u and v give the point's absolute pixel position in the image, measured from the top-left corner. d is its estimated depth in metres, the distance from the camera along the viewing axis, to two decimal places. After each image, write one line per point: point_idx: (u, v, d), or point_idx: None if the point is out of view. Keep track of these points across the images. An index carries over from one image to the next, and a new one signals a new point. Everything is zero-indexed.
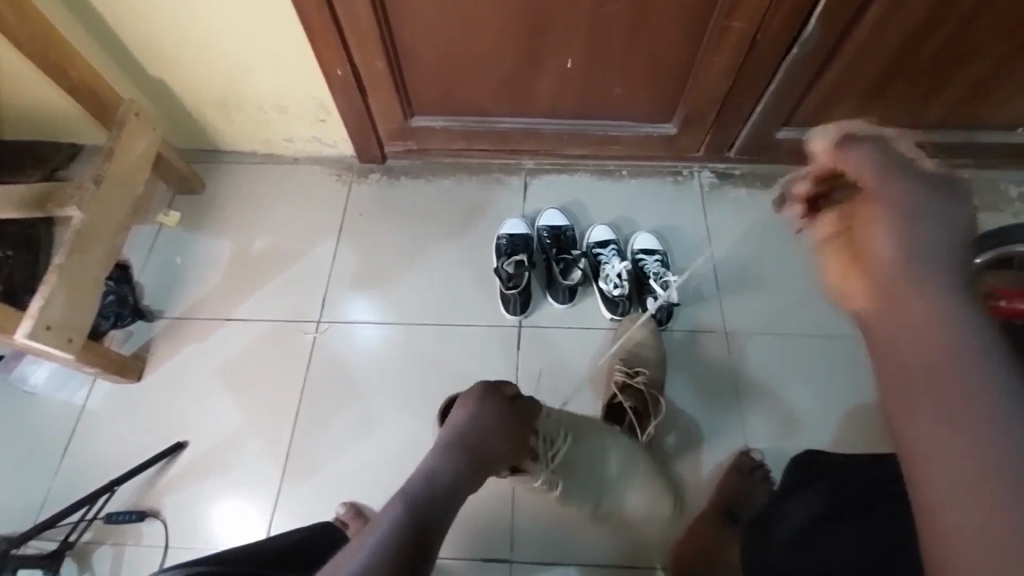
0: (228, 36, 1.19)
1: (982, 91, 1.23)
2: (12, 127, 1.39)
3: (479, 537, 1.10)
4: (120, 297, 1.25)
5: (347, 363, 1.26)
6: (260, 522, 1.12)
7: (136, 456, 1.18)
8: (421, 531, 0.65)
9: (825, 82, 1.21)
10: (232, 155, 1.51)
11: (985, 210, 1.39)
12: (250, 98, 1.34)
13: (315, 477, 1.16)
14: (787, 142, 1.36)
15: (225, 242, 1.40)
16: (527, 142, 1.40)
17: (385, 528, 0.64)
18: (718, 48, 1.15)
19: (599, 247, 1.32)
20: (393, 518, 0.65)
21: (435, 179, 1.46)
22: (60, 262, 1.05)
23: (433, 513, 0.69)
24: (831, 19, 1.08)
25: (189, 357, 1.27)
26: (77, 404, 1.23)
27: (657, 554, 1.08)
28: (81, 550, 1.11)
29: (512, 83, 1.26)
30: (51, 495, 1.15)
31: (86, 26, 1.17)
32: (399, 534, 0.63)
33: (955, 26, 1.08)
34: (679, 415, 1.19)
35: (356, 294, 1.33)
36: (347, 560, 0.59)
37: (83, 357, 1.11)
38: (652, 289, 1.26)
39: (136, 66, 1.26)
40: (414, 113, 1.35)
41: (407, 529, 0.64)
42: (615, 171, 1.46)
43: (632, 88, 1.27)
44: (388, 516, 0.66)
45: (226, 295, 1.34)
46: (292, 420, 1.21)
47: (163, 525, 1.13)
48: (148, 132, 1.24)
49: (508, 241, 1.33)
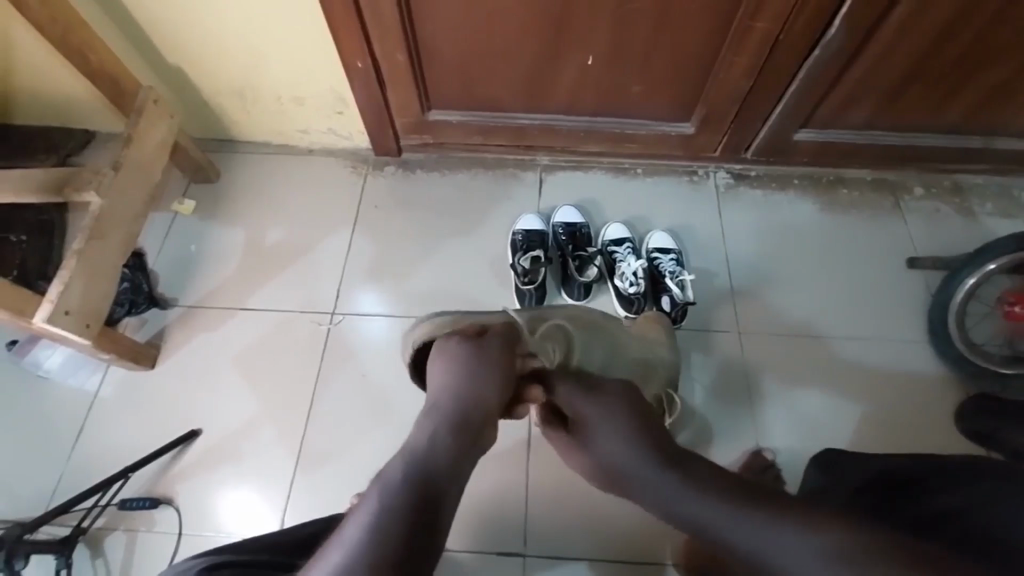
0: (249, 25, 1.19)
1: (1001, 97, 1.23)
2: (27, 111, 1.39)
3: (492, 530, 1.10)
4: (134, 284, 1.27)
5: (361, 354, 1.26)
6: (272, 512, 1.12)
7: (149, 444, 1.18)
8: (421, 498, 0.61)
9: (845, 85, 1.21)
10: (247, 145, 1.51)
11: (998, 216, 1.40)
12: (268, 88, 1.33)
13: (328, 468, 1.16)
14: (803, 144, 1.36)
15: (240, 231, 1.40)
16: (543, 138, 1.40)
17: (383, 496, 0.61)
18: (740, 48, 1.15)
19: (614, 245, 1.32)
20: (396, 485, 0.63)
21: (450, 173, 1.46)
22: (78, 247, 1.05)
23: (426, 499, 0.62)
24: (855, 22, 1.08)
25: (203, 345, 1.27)
26: (90, 390, 1.23)
27: (670, 550, 1.08)
28: (94, 536, 1.11)
29: (532, 79, 1.26)
30: (64, 481, 1.15)
31: (108, 12, 1.17)
32: (396, 500, 0.60)
33: (979, 30, 1.08)
34: (692, 412, 1.19)
35: (370, 286, 1.33)
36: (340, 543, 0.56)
37: (99, 344, 1.11)
38: (668, 288, 1.26)
39: (156, 53, 1.26)
40: (432, 106, 1.35)
41: (408, 499, 0.60)
42: (630, 169, 1.46)
43: (651, 87, 1.27)
44: (393, 487, 0.62)
45: (239, 285, 1.33)
46: (305, 408, 1.21)
47: (176, 512, 1.13)
48: (166, 119, 1.24)
49: (524, 236, 1.33)
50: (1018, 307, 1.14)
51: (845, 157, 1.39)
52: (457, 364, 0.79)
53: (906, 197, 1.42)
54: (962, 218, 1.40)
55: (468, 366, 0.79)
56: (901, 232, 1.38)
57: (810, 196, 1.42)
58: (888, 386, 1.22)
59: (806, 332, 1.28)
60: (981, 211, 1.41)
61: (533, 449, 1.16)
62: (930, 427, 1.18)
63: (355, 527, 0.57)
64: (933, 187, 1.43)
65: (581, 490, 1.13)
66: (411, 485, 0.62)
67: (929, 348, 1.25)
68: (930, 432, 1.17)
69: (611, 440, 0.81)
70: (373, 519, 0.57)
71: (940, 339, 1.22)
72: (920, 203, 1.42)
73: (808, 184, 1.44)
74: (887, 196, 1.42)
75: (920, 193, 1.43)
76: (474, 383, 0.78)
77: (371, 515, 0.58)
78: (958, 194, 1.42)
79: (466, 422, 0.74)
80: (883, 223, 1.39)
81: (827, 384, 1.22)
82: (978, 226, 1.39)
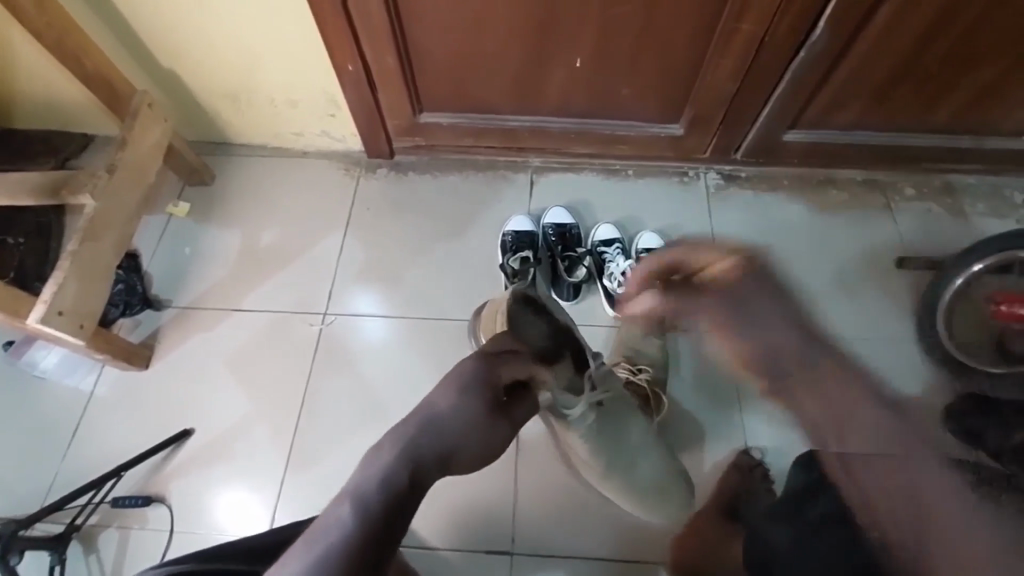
0: (241, 30, 1.20)
1: (988, 98, 1.23)
2: (26, 115, 1.41)
3: (481, 528, 1.12)
4: (128, 285, 1.30)
5: (353, 355, 1.27)
6: (264, 510, 1.14)
7: (143, 444, 1.20)
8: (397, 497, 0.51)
9: (833, 86, 1.22)
10: (243, 148, 1.52)
11: (988, 215, 1.40)
12: (262, 92, 1.35)
13: (319, 467, 1.17)
14: (792, 145, 1.37)
15: (235, 234, 1.41)
16: (535, 140, 1.41)
17: (356, 500, 0.49)
18: (725, 50, 1.16)
19: (604, 246, 1.34)
20: (371, 484, 0.51)
21: (441, 176, 1.47)
22: (73, 249, 1.07)
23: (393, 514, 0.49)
24: (838, 25, 1.09)
25: (197, 346, 1.29)
26: (85, 390, 1.25)
27: (658, 550, 1.09)
28: (87, 533, 1.13)
29: (522, 82, 1.27)
30: (59, 480, 1.17)
31: (102, 17, 1.19)
32: (371, 515, 0.48)
33: (963, 31, 1.09)
34: (680, 412, 1.21)
35: (364, 289, 1.35)
36: (301, 553, 0.45)
37: (94, 344, 1.13)
38: (656, 288, 1.28)
39: (149, 56, 1.27)
40: (423, 109, 1.36)
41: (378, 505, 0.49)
42: (621, 171, 1.47)
43: (640, 88, 1.28)
44: (368, 484, 0.51)
45: (234, 286, 1.35)
46: (297, 408, 1.22)
47: (168, 511, 1.14)
48: (160, 123, 1.26)
49: (514, 238, 1.35)
50: (1005, 306, 1.13)
51: (834, 157, 1.40)
52: (460, 362, 0.69)
53: (896, 197, 1.43)
54: (953, 218, 1.40)
55: (473, 361, 0.69)
56: (891, 232, 1.39)
57: (799, 197, 1.43)
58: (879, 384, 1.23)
59: None
60: (972, 211, 1.41)
61: (523, 448, 1.17)
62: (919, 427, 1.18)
63: (319, 544, 0.45)
64: (924, 188, 1.44)
65: (572, 490, 1.14)
66: (389, 489, 0.51)
67: (917, 349, 1.26)
68: None
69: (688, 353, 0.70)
70: (345, 537, 0.46)
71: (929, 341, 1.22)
72: (910, 203, 1.42)
73: (798, 185, 1.44)
74: (879, 196, 1.43)
75: (911, 193, 1.43)
76: (482, 375, 0.67)
77: (342, 531, 0.46)
78: (949, 194, 1.43)
79: (470, 424, 0.62)
80: (873, 224, 1.40)
81: None
82: (969, 225, 1.39)
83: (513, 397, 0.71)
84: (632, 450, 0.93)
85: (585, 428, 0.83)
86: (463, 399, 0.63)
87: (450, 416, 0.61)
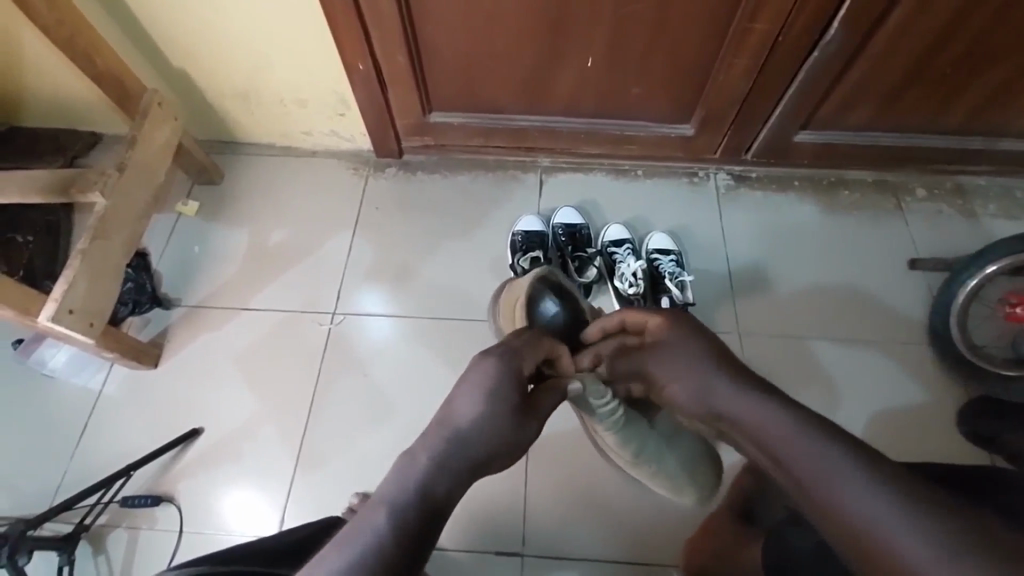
0: (251, 28, 1.20)
1: (1001, 100, 1.23)
2: (35, 113, 1.40)
3: (491, 531, 1.11)
4: (138, 284, 1.28)
5: (362, 355, 1.27)
6: (273, 509, 1.13)
7: (152, 443, 1.19)
8: (420, 499, 0.50)
9: (846, 86, 1.21)
10: (251, 147, 1.52)
11: (999, 217, 1.40)
12: (271, 91, 1.35)
13: (327, 467, 1.16)
14: (803, 146, 1.36)
15: (243, 233, 1.41)
16: (544, 140, 1.41)
17: (392, 507, 0.48)
18: (738, 50, 1.15)
19: (614, 246, 1.33)
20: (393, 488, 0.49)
21: (450, 175, 1.47)
22: (82, 247, 1.06)
23: (416, 519, 0.48)
24: (853, 23, 1.08)
25: (206, 344, 1.28)
26: (94, 388, 1.24)
27: (669, 552, 1.08)
28: (96, 533, 1.12)
29: (533, 81, 1.26)
30: (67, 479, 1.16)
31: (112, 15, 1.18)
32: (407, 519, 0.48)
33: (979, 32, 1.08)
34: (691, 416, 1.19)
35: (372, 288, 1.34)
36: (326, 557, 0.45)
37: (102, 342, 1.12)
38: (667, 289, 1.26)
39: (160, 55, 1.27)
40: (432, 109, 1.36)
41: (401, 509, 0.48)
42: (630, 171, 1.47)
43: (651, 89, 1.27)
44: (403, 491, 0.50)
45: (243, 285, 1.35)
46: (307, 406, 1.22)
47: (178, 511, 1.14)
48: (170, 121, 1.26)
49: (524, 237, 1.34)
50: (1019, 309, 1.13)
51: (846, 158, 1.39)
52: (479, 363, 0.65)
53: (908, 198, 1.42)
54: (964, 219, 1.40)
55: (493, 361, 0.65)
56: (903, 233, 1.38)
57: (809, 198, 1.43)
58: (891, 387, 1.22)
59: (805, 332, 1.28)
60: (983, 213, 1.40)
61: (535, 451, 1.16)
62: (931, 429, 1.18)
63: (351, 541, 0.45)
64: (935, 189, 1.43)
65: (585, 491, 1.13)
66: (411, 491, 0.50)
67: (929, 351, 1.25)
68: (927, 435, 1.17)
69: (680, 367, 0.66)
70: (378, 541, 0.45)
71: (942, 343, 1.22)
72: (921, 205, 1.42)
73: (809, 186, 1.44)
74: (889, 198, 1.42)
75: (922, 195, 1.43)
76: (505, 375, 0.64)
77: (374, 532, 0.46)
78: (959, 196, 1.42)
79: (493, 423, 0.59)
80: (884, 225, 1.39)
81: (825, 385, 1.22)
82: (980, 226, 1.39)
83: (537, 393, 0.68)
84: (658, 435, 0.92)
85: (611, 421, 0.84)
86: (489, 403, 0.60)
87: (473, 417, 0.59)
